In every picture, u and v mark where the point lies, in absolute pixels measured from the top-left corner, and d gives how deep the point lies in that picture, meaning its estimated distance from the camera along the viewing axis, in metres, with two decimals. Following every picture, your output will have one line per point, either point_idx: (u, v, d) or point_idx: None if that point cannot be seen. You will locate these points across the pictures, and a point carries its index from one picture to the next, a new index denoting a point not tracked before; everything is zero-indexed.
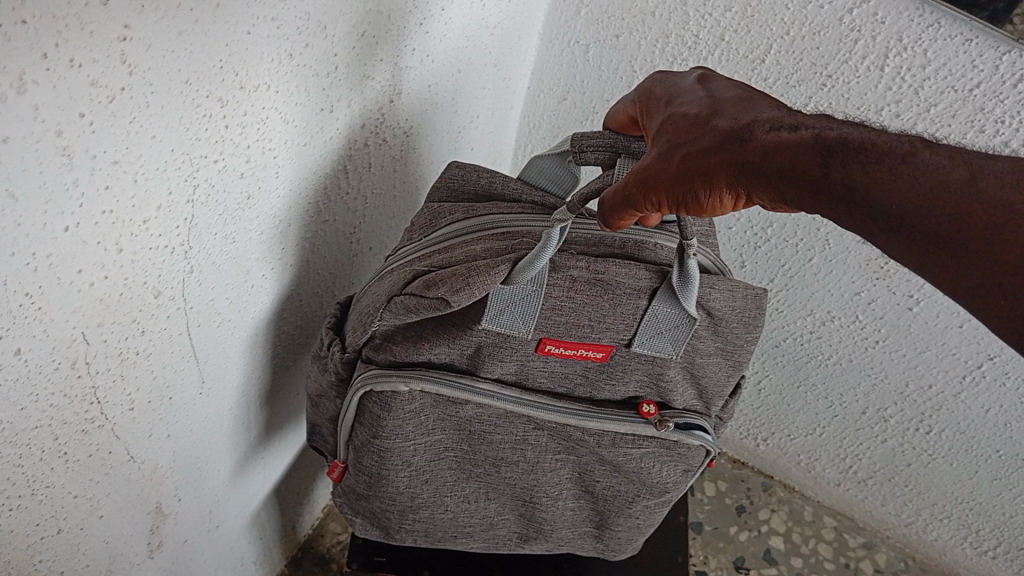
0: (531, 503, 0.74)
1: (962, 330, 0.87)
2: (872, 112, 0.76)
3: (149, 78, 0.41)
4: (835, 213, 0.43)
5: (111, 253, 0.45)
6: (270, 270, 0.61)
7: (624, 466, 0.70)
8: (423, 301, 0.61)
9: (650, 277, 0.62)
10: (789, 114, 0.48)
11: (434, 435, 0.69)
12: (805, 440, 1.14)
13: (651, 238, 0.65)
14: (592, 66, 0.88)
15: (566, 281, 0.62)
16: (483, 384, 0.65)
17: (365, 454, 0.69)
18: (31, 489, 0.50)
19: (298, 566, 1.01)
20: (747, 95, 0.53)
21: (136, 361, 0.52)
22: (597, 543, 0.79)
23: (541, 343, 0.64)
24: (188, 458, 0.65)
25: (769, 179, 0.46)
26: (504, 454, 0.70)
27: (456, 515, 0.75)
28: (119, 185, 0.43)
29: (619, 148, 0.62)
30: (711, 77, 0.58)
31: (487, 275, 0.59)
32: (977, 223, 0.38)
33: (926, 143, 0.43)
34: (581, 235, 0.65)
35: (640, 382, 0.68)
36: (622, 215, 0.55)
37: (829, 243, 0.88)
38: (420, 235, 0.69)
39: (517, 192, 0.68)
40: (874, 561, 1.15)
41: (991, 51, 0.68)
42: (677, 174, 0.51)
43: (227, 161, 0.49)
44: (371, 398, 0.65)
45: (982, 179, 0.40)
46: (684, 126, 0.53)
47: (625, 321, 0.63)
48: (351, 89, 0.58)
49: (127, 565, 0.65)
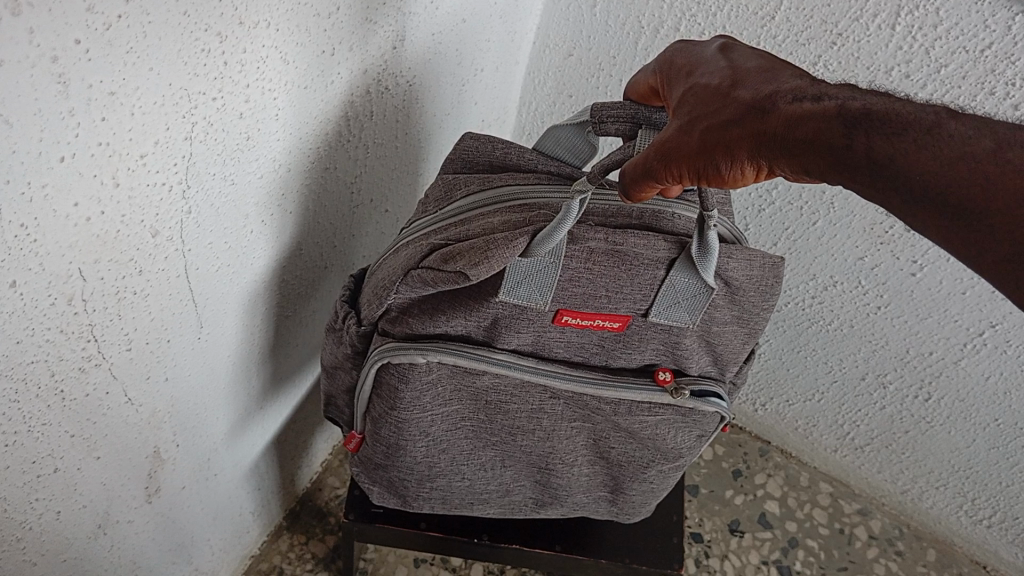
0: (547, 470, 0.75)
1: (965, 296, 0.87)
2: (882, 73, 0.74)
3: (146, 7, 0.40)
4: (857, 184, 0.43)
5: (108, 187, 0.44)
6: (268, 217, 0.60)
7: (639, 433, 0.71)
8: (441, 275, 0.60)
9: (668, 248, 0.61)
10: (813, 84, 0.47)
11: (450, 406, 0.69)
12: (804, 406, 1.14)
13: (669, 207, 0.64)
14: (599, 21, 0.86)
15: (584, 252, 0.61)
16: (500, 355, 0.65)
17: (383, 425, 0.69)
18: (27, 426, 0.50)
19: (295, 519, 1.01)
20: (769, 65, 0.52)
21: (133, 301, 0.52)
22: (611, 507, 0.79)
23: (558, 314, 0.63)
24: (187, 405, 0.65)
25: (793, 151, 0.45)
26: (520, 423, 0.71)
27: (472, 483, 0.76)
28: (116, 117, 0.42)
29: (639, 119, 0.62)
30: (733, 47, 0.57)
31: (506, 248, 0.58)
32: (1000, 199, 0.38)
33: (954, 112, 0.42)
34: (599, 208, 0.64)
35: (656, 351, 0.67)
36: (642, 189, 0.54)
37: (834, 206, 0.88)
38: (435, 208, 0.69)
39: (531, 163, 0.67)
40: (869, 527, 1.15)
41: (1004, 11, 0.66)
42: (698, 147, 0.50)
43: (226, 99, 0.48)
44: (388, 371, 0.65)
45: (1008, 150, 0.39)
46: (704, 97, 0.52)
47: (643, 292, 0.63)
48: (352, 32, 0.57)
49: (125, 509, 0.65)
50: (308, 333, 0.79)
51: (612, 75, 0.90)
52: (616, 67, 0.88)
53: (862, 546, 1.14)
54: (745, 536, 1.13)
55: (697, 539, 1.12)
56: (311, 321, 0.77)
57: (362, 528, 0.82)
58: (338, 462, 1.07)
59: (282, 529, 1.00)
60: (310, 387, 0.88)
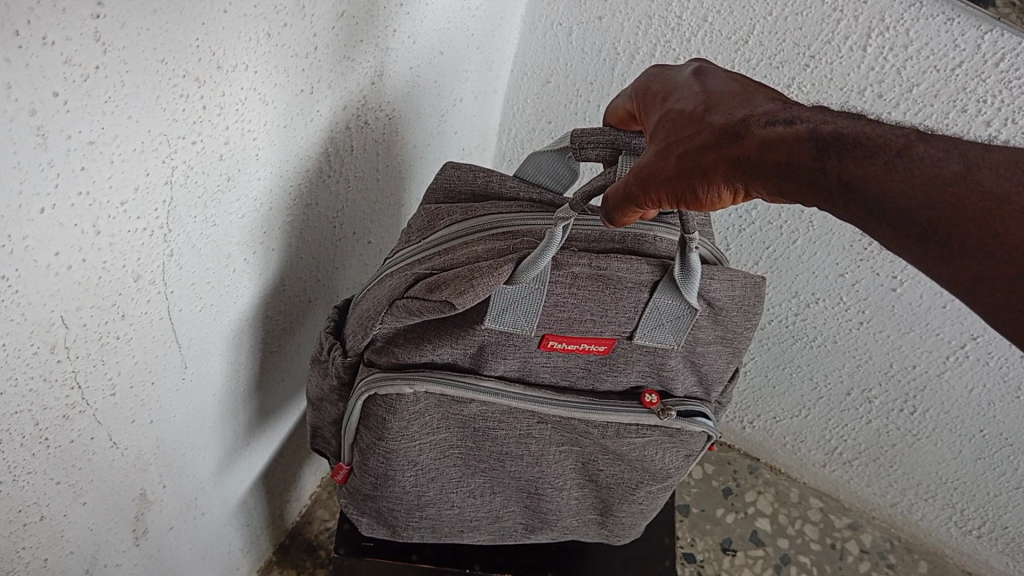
0: (536, 494, 0.75)
1: (945, 310, 0.88)
2: (855, 94, 0.75)
3: (123, 56, 0.40)
4: (833, 206, 0.43)
5: (89, 235, 0.44)
6: (251, 254, 0.60)
7: (627, 455, 0.71)
8: (427, 304, 0.60)
9: (651, 270, 0.62)
10: (784, 106, 0.48)
11: (439, 434, 0.69)
12: (791, 422, 1.14)
13: (652, 230, 0.65)
14: (576, 49, 0.87)
15: (568, 277, 0.61)
16: (487, 382, 0.65)
17: (371, 456, 0.69)
18: (12, 476, 0.50)
19: (286, 554, 1.00)
20: (743, 89, 0.52)
21: (117, 345, 0.51)
22: (601, 530, 0.79)
23: (544, 339, 0.63)
24: (172, 445, 0.65)
25: (767, 174, 0.45)
26: (509, 449, 0.70)
27: (462, 511, 0.76)
28: (95, 166, 0.42)
29: (619, 144, 0.62)
30: (707, 70, 0.57)
31: (492, 276, 0.59)
32: (974, 217, 0.39)
33: (923, 133, 0.43)
34: (583, 232, 0.64)
35: (642, 373, 0.67)
36: (626, 213, 0.54)
37: (813, 225, 0.88)
38: (418, 238, 0.68)
39: (515, 191, 0.68)
40: (860, 541, 1.16)
41: (973, 31, 0.67)
42: (675, 172, 0.50)
43: (205, 142, 0.48)
44: (376, 401, 0.65)
45: (978, 170, 0.40)
46: (679, 122, 0.53)
47: (628, 314, 0.63)
48: (331, 69, 0.57)
49: (112, 553, 0.65)
50: (295, 366, 0.78)
51: (590, 101, 0.90)
52: (594, 94, 0.89)
53: (854, 561, 1.14)
54: (738, 554, 1.13)
55: (690, 560, 1.12)
56: (298, 355, 0.77)
57: (352, 562, 0.81)
58: (326, 494, 1.06)
59: (272, 564, 0.99)
60: (297, 420, 0.87)
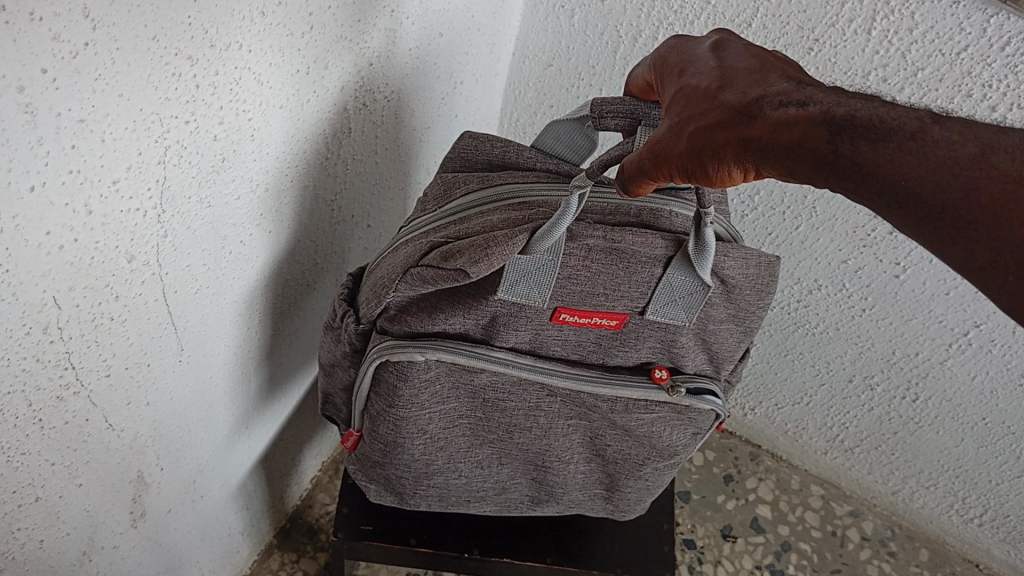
0: (544, 467, 0.74)
1: (948, 297, 0.87)
2: (859, 77, 0.75)
3: (114, 33, 0.40)
4: (845, 188, 0.43)
5: (80, 215, 0.44)
6: (248, 237, 0.60)
7: (635, 431, 0.70)
8: (441, 272, 0.60)
9: (665, 245, 0.61)
10: (799, 87, 0.47)
11: (449, 403, 0.69)
12: (793, 409, 1.14)
13: (667, 206, 0.64)
14: (578, 31, 0.86)
15: (582, 250, 0.61)
16: (497, 353, 0.65)
17: (382, 422, 0.69)
18: (5, 456, 0.50)
19: (286, 537, 1.00)
20: (759, 66, 0.52)
21: (110, 327, 0.51)
22: (606, 505, 0.79)
23: (557, 312, 0.63)
24: (170, 427, 0.65)
25: (776, 155, 0.45)
26: (518, 420, 0.70)
27: (469, 481, 0.76)
28: (86, 145, 0.42)
29: (638, 116, 0.62)
30: (726, 44, 0.56)
31: (506, 244, 0.58)
32: (986, 201, 0.38)
33: (939, 116, 0.42)
34: (598, 205, 0.64)
35: (652, 349, 0.67)
36: (638, 187, 0.54)
37: (816, 211, 0.88)
38: (434, 206, 0.68)
39: (531, 161, 0.67)
40: (861, 528, 1.16)
41: (979, 14, 0.67)
42: (687, 150, 0.50)
43: (198, 122, 0.48)
44: (387, 368, 0.65)
45: (993, 154, 0.39)
46: (694, 98, 0.52)
47: (640, 289, 0.63)
48: (329, 50, 0.57)
49: (110, 534, 0.65)
50: (299, 345, 0.78)
51: (592, 85, 0.90)
52: (597, 78, 0.88)
53: (855, 548, 1.14)
54: (738, 541, 1.13)
55: (690, 546, 1.12)
56: (300, 334, 0.77)
57: (351, 545, 0.81)
58: (327, 478, 1.06)
59: (272, 547, 0.99)
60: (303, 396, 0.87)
